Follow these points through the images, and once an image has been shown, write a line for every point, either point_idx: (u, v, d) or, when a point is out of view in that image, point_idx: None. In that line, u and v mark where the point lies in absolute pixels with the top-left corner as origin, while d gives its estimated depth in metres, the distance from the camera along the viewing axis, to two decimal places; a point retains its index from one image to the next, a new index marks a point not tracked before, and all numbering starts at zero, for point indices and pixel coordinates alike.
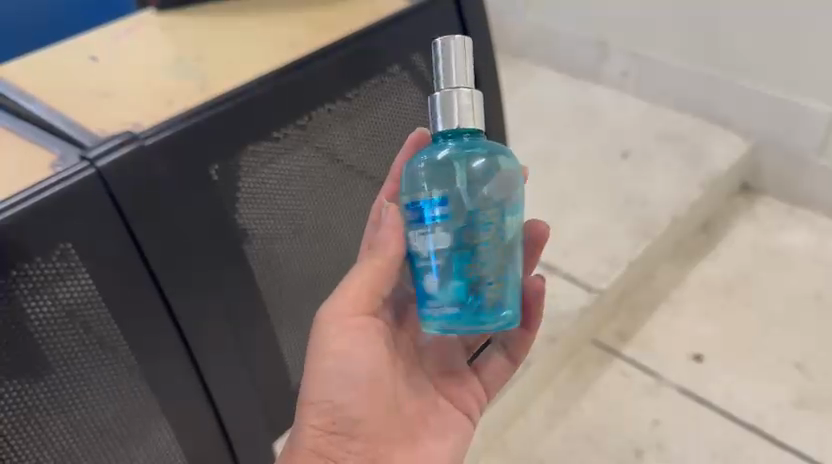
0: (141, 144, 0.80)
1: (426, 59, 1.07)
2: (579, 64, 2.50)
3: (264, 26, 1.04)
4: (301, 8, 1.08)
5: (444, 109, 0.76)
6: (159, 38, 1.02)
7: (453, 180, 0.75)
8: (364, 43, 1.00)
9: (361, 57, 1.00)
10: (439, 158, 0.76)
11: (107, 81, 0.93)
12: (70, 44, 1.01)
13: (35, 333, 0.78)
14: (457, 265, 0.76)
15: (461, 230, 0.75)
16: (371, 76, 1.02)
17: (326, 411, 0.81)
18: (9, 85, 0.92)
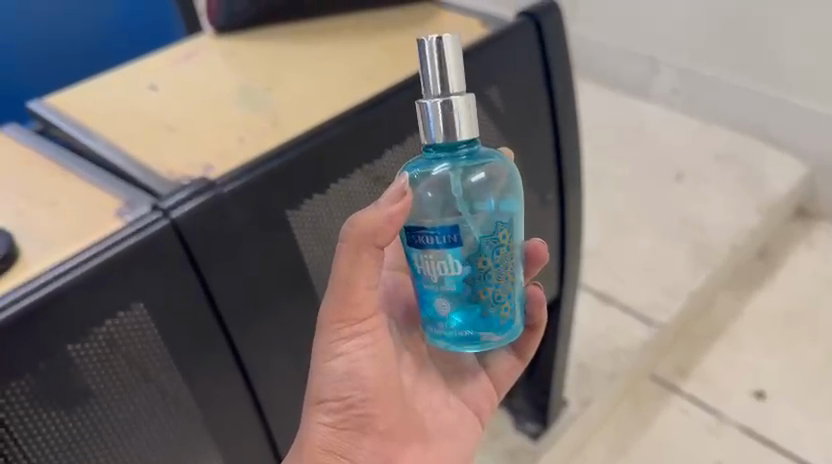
0: (219, 193, 0.70)
1: (503, 91, 0.99)
2: (627, 79, 2.34)
3: (333, 53, 0.97)
4: (370, 35, 1.01)
5: (440, 122, 0.61)
6: (220, 65, 0.95)
7: (454, 202, 0.64)
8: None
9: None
10: (435, 177, 0.63)
11: (168, 111, 0.86)
12: (123, 71, 0.95)
13: (83, 376, 0.65)
14: (453, 296, 0.66)
15: (445, 262, 0.65)
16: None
17: (334, 408, 0.68)
18: (69, 117, 0.85)
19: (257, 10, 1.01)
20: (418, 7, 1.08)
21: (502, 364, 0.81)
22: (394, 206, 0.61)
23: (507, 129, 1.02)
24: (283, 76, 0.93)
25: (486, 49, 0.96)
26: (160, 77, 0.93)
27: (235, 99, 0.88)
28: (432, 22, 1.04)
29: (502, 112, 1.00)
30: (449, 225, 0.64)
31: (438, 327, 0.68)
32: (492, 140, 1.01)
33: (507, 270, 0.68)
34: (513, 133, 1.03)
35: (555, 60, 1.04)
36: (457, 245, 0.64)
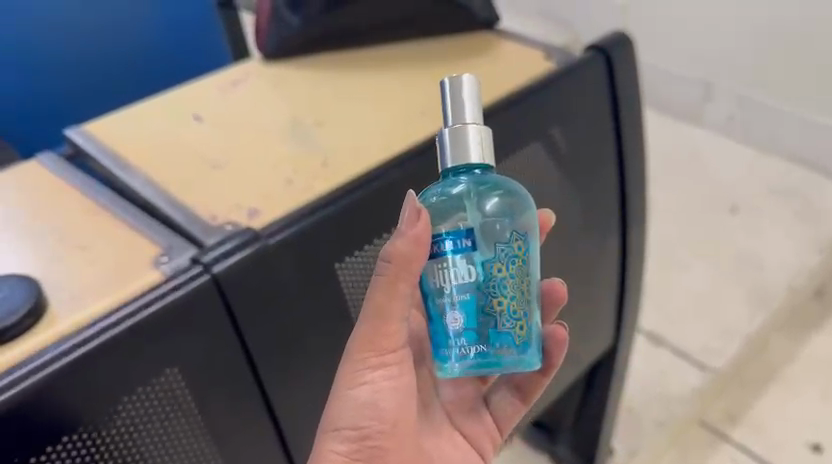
0: (266, 245, 0.64)
1: (567, 132, 0.92)
2: (678, 103, 2.20)
3: (387, 86, 0.91)
4: (427, 67, 0.94)
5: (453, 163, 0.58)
6: (268, 94, 0.90)
7: (468, 217, 0.58)
8: (508, 113, 0.86)
9: (504, 131, 0.86)
10: (450, 196, 0.58)
11: (211, 144, 0.80)
12: (166, 97, 0.90)
13: (112, 445, 0.60)
14: (468, 315, 0.59)
15: (460, 278, 0.58)
16: (509, 151, 0.87)
17: (350, 438, 0.61)
18: (109, 148, 0.80)
19: (307, 35, 0.95)
20: (477, 36, 1.01)
21: (506, 408, 0.75)
22: (418, 228, 0.55)
23: (569, 170, 0.95)
24: (335, 108, 0.87)
25: (551, 85, 0.89)
26: (205, 106, 0.88)
27: (282, 133, 0.82)
28: (492, 53, 0.97)
29: (564, 151, 0.93)
30: (462, 230, 0.58)
31: (450, 352, 0.60)
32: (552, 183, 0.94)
33: (526, 291, 0.61)
34: (575, 174, 0.95)
35: (624, 98, 0.96)
36: (472, 259, 0.58)
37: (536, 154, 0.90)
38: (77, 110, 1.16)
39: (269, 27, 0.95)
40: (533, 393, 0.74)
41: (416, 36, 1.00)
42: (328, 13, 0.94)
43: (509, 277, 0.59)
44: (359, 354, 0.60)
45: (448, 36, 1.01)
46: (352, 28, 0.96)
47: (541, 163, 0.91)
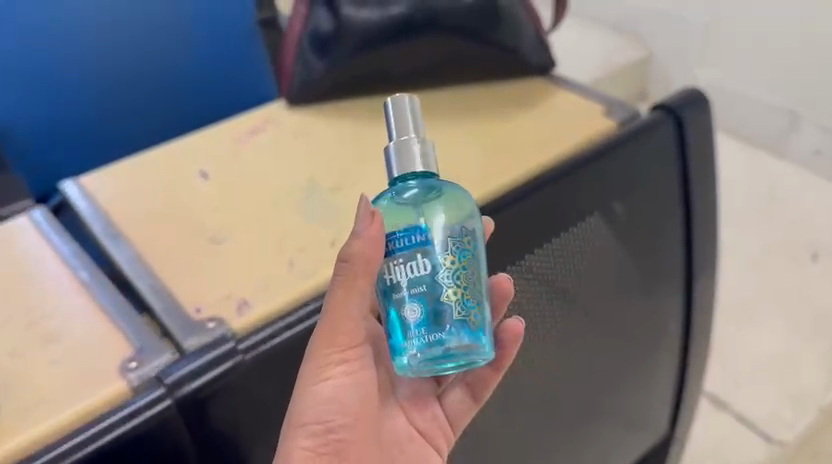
0: (239, 362, 0.55)
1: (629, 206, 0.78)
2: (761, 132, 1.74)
3: (420, 143, 0.79)
4: (468, 122, 0.82)
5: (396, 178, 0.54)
6: (285, 148, 0.80)
7: (417, 217, 0.52)
8: (559, 186, 0.73)
9: (552, 208, 0.73)
10: (397, 201, 0.53)
11: (213, 208, 0.71)
12: (174, 144, 0.81)
13: None
14: (424, 305, 0.51)
15: (413, 270, 0.52)
16: (560, 230, 0.75)
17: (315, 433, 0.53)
18: (100, 209, 0.72)
19: (336, 81, 0.85)
20: (530, 83, 0.88)
21: (458, 407, 0.64)
22: (374, 228, 0.50)
23: (631, 247, 0.81)
24: (357, 170, 0.76)
25: (613, 152, 0.75)
26: (213, 158, 0.79)
27: (293, 199, 0.72)
28: (545, 106, 0.84)
29: (625, 226, 0.79)
30: (414, 226, 0.52)
31: (408, 347, 0.52)
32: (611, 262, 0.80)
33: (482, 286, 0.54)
34: (637, 252, 0.81)
35: (699, 165, 0.80)
36: (425, 253, 0.52)
37: (590, 232, 0.77)
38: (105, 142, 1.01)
39: (294, 70, 0.85)
40: (485, 391, 0.64)
41: (460, 81, 0.88)
42: (357, 58, 0.83)
43: (463, 269, 0.53)
44: (321, 346, 0.53)
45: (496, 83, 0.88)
46: (386, 74, 0.85)
47: (598, 240, 0.78)
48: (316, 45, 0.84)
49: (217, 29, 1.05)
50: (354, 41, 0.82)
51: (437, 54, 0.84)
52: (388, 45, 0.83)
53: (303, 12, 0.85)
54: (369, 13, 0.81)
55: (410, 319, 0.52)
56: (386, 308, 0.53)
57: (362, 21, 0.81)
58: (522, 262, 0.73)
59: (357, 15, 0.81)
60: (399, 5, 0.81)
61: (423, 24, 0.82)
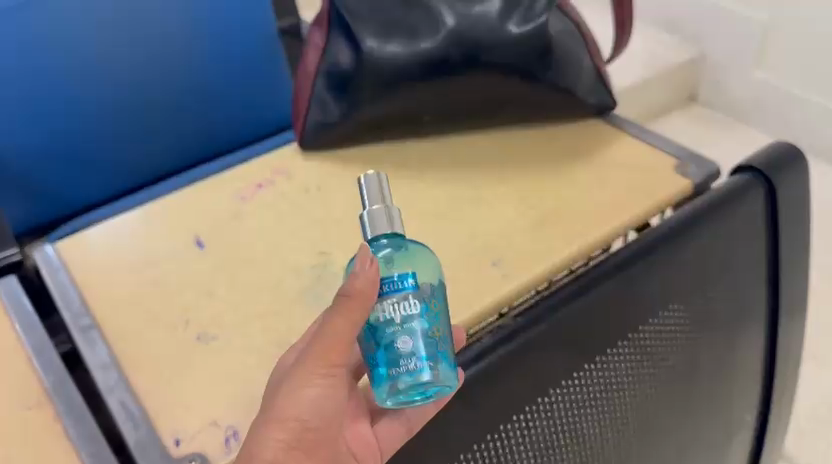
0: None
1: (708, 287, 0.62)
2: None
3: (455, 206, 0.67)
4: (512, 177, 0.70)
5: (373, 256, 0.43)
6: (296, 208, 0.68)
7: (404, 258, 0.42)
8: (636, 270, 0.56)
9: (627, 298, 0.56)
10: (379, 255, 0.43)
11: (210, 290, 0.60)
12: (169, 198, 0.70)
13: None
14: (419, 337, 0.41)
15: (406, 302, 0.41)
16: (636, 324, 0.57)
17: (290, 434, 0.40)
18: (80, 286, 0.61)
19: (359, 124, 0.72)
20: (583, 124, 0.74)
21: None
22: (373, 268, 0.40)
23: (716, 336, 0.64)
24: None
25: (697, 225, 0.60)
26: (214, 221, 0.68)
27: (304, 282, 0.61)
28: (603, 155, 0.71)
29: (710, 312, 0.63)
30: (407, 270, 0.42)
31: (399, 380, 0.41)
32: (696, 357, 0.63)
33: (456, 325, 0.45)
34: (722, 343, 0.65)
35: (789, 239, 0.66)
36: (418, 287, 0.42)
37: (673, 322, 0.60)
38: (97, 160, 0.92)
39: (308, 109, 0.73)
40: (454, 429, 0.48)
41: (502, 123, 0.75)
42: (383, 97, 0.70)
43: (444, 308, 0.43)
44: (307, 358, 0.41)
45: (544, 125, 0.75)
46: (416, 115, 0.72)
47: (681, 329, 0.61)
48: (334, 82, 0.71)
49: (234, 47, 0.97)
50: (380, 80, 0.69)
51: (476, 94, 0.71)
52: (420, 83, 0.69)
53: (319, 44, 0.71)
54: (399, 47, 0.67)
55: (399, 352, 0.40)
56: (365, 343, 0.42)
57: (390, 56, 0.68)
58: (593, 366, 0.55)
59: (381, 49, 0.67)
60: (435, 38, 0.67)
61: (463, 61, 0.68)
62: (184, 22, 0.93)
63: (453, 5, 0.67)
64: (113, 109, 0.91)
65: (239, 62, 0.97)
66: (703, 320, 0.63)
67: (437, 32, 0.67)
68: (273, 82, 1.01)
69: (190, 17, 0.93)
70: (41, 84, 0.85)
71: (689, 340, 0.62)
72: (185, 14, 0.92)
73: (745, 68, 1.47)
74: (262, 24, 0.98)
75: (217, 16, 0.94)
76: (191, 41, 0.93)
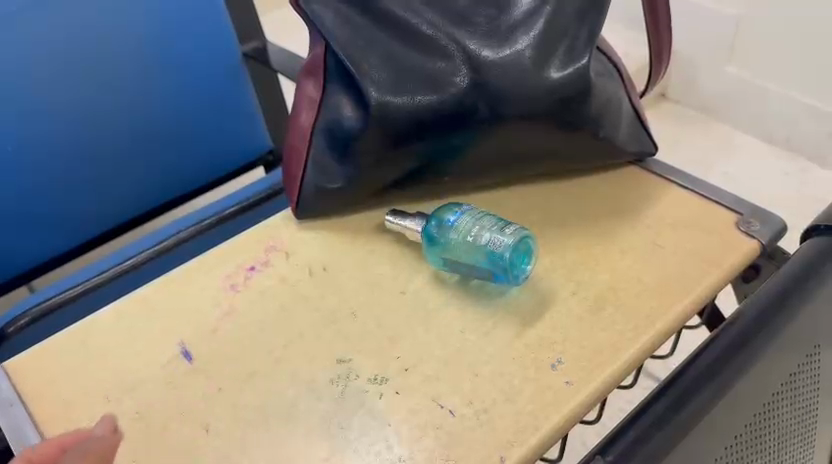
0: None
1: (792, 371, 0.51)
2: (785, 146, 1.62)
3: (493, 290, 0.56)
4: (553, 244, 0.59)
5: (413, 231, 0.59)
6: (300, 300, 0.56)
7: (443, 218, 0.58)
8: (727, 373, 0.46)
9: (724, 412, 0.46)
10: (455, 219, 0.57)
11: (207, 422, 0.48)
12: (139, 292, 0.58)
13: None
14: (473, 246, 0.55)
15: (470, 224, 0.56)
16: (733, 438, 0.47)
17: None
18: (42, 426, 0.49)
19: (366, 189, 0.62)
20: (620, 172, 0.65)
21: None
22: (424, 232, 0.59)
23: (801, 424, 0.55)
24: (409, 340, 0.53)
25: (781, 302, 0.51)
26: (200, 320, 0.56)
27: (325, 404, 0.49)
28: (652, 211, 0.61)
29: (805, 391, 0.54)
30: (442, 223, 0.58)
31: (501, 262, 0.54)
32: (782, 455, 0.54)
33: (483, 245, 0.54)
34: (810, 419, 0.56)
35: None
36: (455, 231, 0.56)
37: (759, 418, 0.49)
38: (63, 218, 0.81)
39: (304, 174, 0.62)
40: None
41: (531, 178, 0.65)
42: (396, 155, 0.59)
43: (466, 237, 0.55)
44: None
45: (577, 179, 0.65)
46: (433, 174, 0.62)
47: (773, 430, 0.51)
48: (335, 142, 0.60)
49: (200, 71, 0.84)
50: (392, 136, 0.58)
51: (506, 148, 0.60)
52: (439, 139, 0.58)
53: (314, 97, 0.60)
54: (417, 98, 0.56)
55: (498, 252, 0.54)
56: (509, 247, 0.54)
57: (406, 109, 0.56)
58: None
59: (393, 103, 0.56)
60: (460, 85, 0.56)
61: (493, 111, 0.57)
62: (136, 58, 0.80)
63: (479, 47, 0.56)
64: (62, 163, 0.79)
65: (206, 96, 0.86)
66: (780, 408, 0.51)
67: (460, 78, 0.56)
68: (244, 111, 0.89)
69: (144, 50, 0.80)
70: None
71: (779, 440, 0.52)
72: (134, 47, 0.80)
73: (720, 65, 1.64)
74: (227, 47, 0.85)
75: (190, 52, 0.83)
76: (147, 75, 0.81)
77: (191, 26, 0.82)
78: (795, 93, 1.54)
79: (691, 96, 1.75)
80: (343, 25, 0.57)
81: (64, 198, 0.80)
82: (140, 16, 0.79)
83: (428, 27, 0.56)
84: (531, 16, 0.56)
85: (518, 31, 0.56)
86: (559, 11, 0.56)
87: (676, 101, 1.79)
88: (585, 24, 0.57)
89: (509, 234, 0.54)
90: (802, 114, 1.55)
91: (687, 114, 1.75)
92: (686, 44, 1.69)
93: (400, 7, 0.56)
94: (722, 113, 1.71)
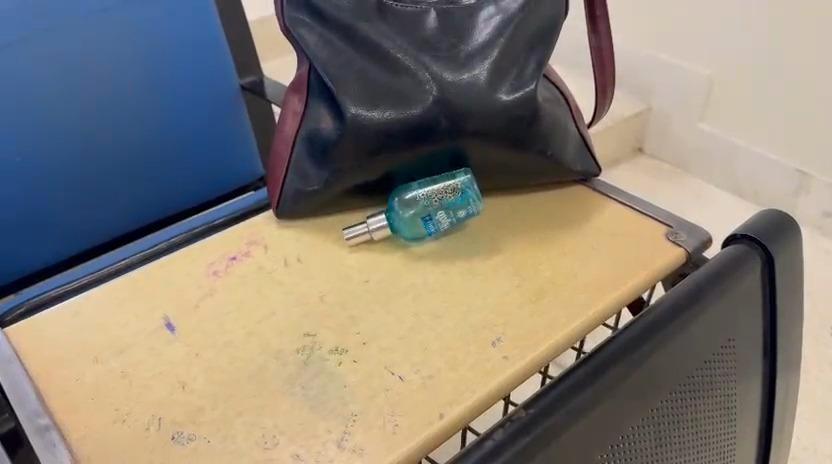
0: None
1: (705, 356, 0.59)
2: (751, 198, 1.72)
3: (447, 283, 0.63)
4: (504, 246, 0.66)
5: (373, 235, 0.67)
6: (275, 285, 0.63)
7: (402, 200, 0.67)
8: (644, 349, 0.53)
9: (641, 383, 0.53)
10: (410, 195, 0.67)
11: (185, 381, 0.55)
12: (132, 274, 0.65)
13: None
14: (434, 205, 0.67)
15: (427, 196, 0.67)
16: (650, 409, 0.54)
17: None
18: (38, 377, 0.55)
19: (340, 192, 0.69)
20: (569, 189, 0.73)
21: None
22: (386, 229, 0.67)
23: (719, 407, 0.62)
24: (370, 320, 0.59)
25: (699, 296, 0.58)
26: (184, 298, 0.62)
27: (290, 368, 0.55)
28: (592, 222, 0.69)
29: (720, 377, 0.61)
30: (403, 207, 0.67)
31: (459, 204, 0.67)
32: (701, 437, 0.60)
33: (442, 191, 0.67)
34: (727, 404, 0.63)
35: (786, 310, 0.66)
36: (419, 205, 0.67)
37: (674, 393, 0.56)
38: (64, 222, 0.87)
39: (286, 178, 0.69)
40: None
41: (489, 190, 0.73)
42: (367, 162, 0.67)
43: (431, 203, 0.67)
44: None
45: (529, 193, 0.73)
46: (401, 181, 0.69)
47: (689, 409, 0.58)
48: (314, 149, 0.67)
49: (198, 94, 0.92)
50: (364, 146, 0.65)
51: (463, 159, 0.68)
52: (406, 150, 0.66)
53: (298, 110, 0.69)
54: (387, 114, 0.64)
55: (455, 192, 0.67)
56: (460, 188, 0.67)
57: (377, 123, 0.64)
58: (612, 453, 0.51)
59: (365, 116, 0.64)
60: (425, 102, 0.64)
61: (452, 126, 0.65)
62: (141, 82, 0.88)
63: (441, 70, 0.64)
64: (68, 173, 0.86)
65: (202, 121, 0.94)
66: (695, 388, 0.58)
67: (426, 96, 0.64)
68: (235, 132, 0.97)
69: (147, 76, 0.88)
70: None
71: (695, 418, 0.59)
72: (141, 72, 0.88)
73: (691, 121, 1.75)
74: (225, 77, 0.94)
75: (190, 76, 0.91)
76: (148, 95, 0.89)
77: (193, 57, 0.91)
78: (757, 149, 1.64)
79: (664, 150, 1.86)
80: (325, 46, 0.65)
81: (68, 206, 0.87)
82: (146, 41, 0.87)
83: (398, 52, 0.64)
84: (487, 46, 0.65)
85: (475, 58, 0.65)
86: (511, 43, 0.65)
87: (651, 154, 1.90)
88: (534, 54, 0.66)
89: (455, 177, 0.67)
90: (766, 170, 1.65)
91: (661, 167, 1.86)
92: (660, 101, 1.80)
93: (375, 34, 0.65)
94: (693, 165, 1.81)
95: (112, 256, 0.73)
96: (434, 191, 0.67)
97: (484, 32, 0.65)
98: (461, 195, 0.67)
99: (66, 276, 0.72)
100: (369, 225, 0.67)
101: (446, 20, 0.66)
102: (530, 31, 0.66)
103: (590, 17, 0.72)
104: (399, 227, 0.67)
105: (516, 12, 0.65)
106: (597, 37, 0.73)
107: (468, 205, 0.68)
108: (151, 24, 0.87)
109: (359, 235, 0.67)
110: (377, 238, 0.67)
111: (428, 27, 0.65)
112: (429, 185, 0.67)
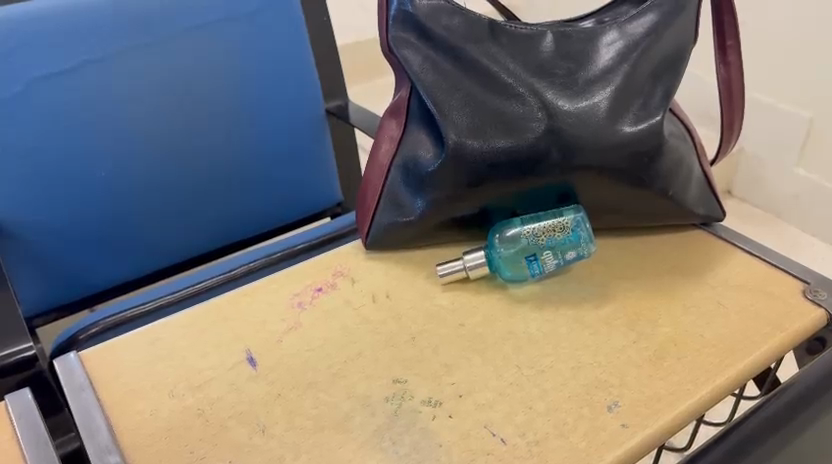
0: None
1: None
2: None
3: (552, 333, 0.56)
4: (614, 294, 0.60)
5: (468, 272, 0.61)
6: (362, 323, 0.58)
7: (503, 236, 0.61)
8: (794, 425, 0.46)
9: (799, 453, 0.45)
10: (513, 232, 0.61)
11: (264, 425, 0.50)
12: (212, 301, 0.61)
13: None
14: (539, 245, 0.61)
15: (532, 234, 0.61)
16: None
17: None
18: (109, 410, 0.51)
19: (435, 225, 0.64)
20: (686, 234, 0.66)
21: None
22: (484, 267, 0.61)
23: None
24: (466, 369, 0.53)
25: None
26: (267, 331, 0.58)
27: (378, 419, 0.50)
28: (716, 274, 0.61)
29: None
30: (503, 244, 0.61)
31: (569, 246, 0.61)
32: None
33: (550, 230, 0.61)
34: None
35: None
36: (521, 244, 0.61)
37: None
38: (141, 239, 0.85)
39: (378, 206, 0.65)
40: None
41: (596, 230, 0.66)
42: (466, 194, 0.61)
43: (535, 242, 0.61)
44: None
45: (641, 236, 0.66)
46: (500, 215, 0.64)
47: None
48: (410, 178, 0.63)
49: (283, 115, 0.89)
50: (465, 176, 0.60)
51: (572, 199, 0.62)
52: (511, 182, 0.60)
53: (395, 135, 0.64)
54: (494, 143, 0.58)
55: (564, 233, 0.61)
56: (570, 227, 0.61)
57: (481, 152, 0.59)
58: None
59: (470, 144, 0.58)
60: (536, 132, 0.58)
61: (564, 159, 0.59)
62: (228, 101, 0.86)
63: (556, 98, 0.59)
64: (151, 190, 0.83)
65: (287, 144, 0.91)
66: None
67: (537, 125, 0.58)
68: (319, 156, 0.94)
69: (233, 95, 0.86)
70: (77, 155, 0.77)
71: None
72: (230, 92, 0.85)
73: (788, 167, 1.62)
74: (313, 100, 0.91)
75: (277, 95, 0.88)
76: (234, 114, 0.86)
77: (283, 78, 0.88)
78: None
79: (757, 195, 1.74)
80: (430, 70, 0.59)
81: (151, 224, 0.85)
82: (235, 60, 0.85)
83: (508, 76, 0.59)
84: (607, 73, 0.59)
85: (593, 86, 0.59)
86: (634, 71, 0.59)
87: (742, 198, 1.78)
88: (659, 83, 0.60)
89: (567, 217, 0.61)
90: None
91: (753, 212, 1.74)
92: (754, 143, 1.69)
93: (484, 56, 0.59)
94: (790, 212, 1.68)
95: (189, 278, 0.70)
96: (541, 228, 0.61)
97: (605, 57, 0.59)
98: (571, 235, 0.61)
99: (141, 295, 0.69)
100: (465, 261, 0.61)
101: (564, 42, 0.60)
102: (656, 59, 0.60)
103: (720, 47, 0.66)
104: (498, 265, 0.61)
105: (640, 37, 0.59)
106: (726, 69, 0.66)
107: (577, 247, 0.61)
108: (245, 44, 0.85)
109: (454, 271, 0.61)
110: (473, 276, 0.62)
111: (544, 50, 0.60)
112: (535, 222, 0.61)
